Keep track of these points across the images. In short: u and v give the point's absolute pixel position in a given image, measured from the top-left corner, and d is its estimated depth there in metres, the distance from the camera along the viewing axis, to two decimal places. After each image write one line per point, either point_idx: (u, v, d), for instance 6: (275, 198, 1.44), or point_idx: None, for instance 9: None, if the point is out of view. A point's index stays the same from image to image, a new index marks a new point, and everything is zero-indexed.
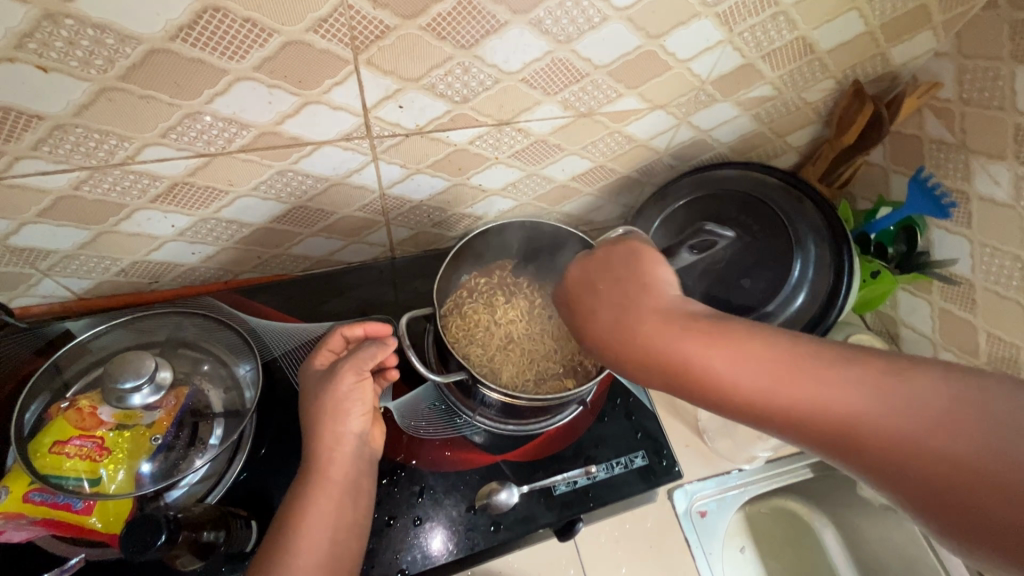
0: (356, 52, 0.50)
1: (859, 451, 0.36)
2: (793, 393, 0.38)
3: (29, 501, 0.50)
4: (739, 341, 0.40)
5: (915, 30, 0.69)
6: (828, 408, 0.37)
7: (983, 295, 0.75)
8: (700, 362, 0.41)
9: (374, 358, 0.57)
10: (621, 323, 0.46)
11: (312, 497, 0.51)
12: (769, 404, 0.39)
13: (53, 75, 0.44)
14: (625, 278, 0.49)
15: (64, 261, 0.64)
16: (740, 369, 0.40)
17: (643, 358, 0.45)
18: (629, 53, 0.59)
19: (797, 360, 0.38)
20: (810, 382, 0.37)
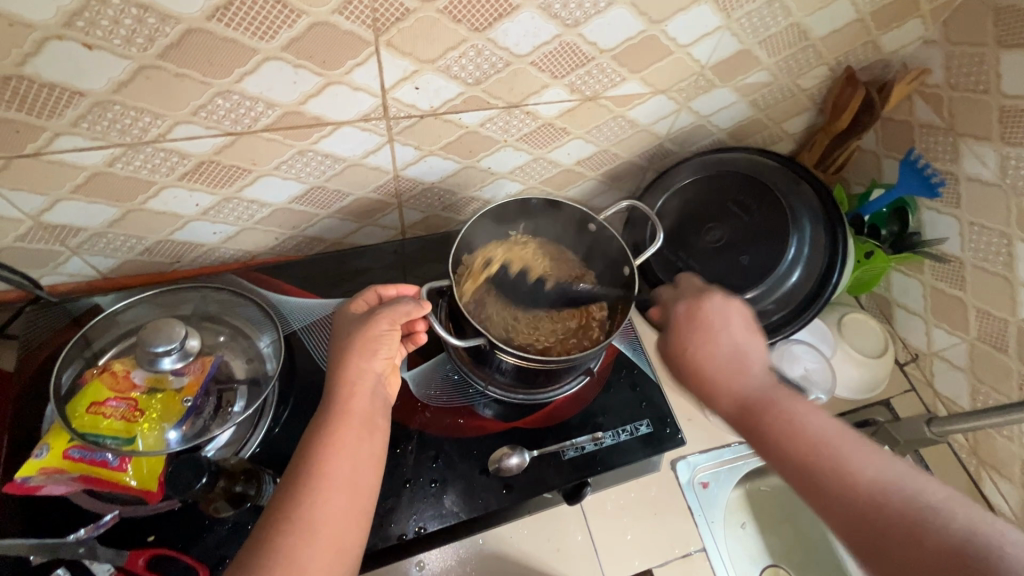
0: (376, 33, 0.53)
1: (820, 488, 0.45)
2: (811, 424, 0.49)
3: (68, 457, 0.53)
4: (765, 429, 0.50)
5: (904, 18, 0.73)
6: (827, 450, 0.46)
7: (972, 272, 0.78)
8: (762, 411, 0.51)
9: (407, 315, 0.57)
10: (715, 357, 0.58)
11: (334, 427, 0.51)
12: (793, 418, 0.50)
13: (97, 52, 0.47)
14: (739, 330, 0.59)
15: (93, 239, 0.67)
16: (777, 431, 0.49)
17: (714, 362, 0.57)
18: (633, 38, 0.63)
19: (830, 424, 0.48)
20: (829, 434, 0.47)
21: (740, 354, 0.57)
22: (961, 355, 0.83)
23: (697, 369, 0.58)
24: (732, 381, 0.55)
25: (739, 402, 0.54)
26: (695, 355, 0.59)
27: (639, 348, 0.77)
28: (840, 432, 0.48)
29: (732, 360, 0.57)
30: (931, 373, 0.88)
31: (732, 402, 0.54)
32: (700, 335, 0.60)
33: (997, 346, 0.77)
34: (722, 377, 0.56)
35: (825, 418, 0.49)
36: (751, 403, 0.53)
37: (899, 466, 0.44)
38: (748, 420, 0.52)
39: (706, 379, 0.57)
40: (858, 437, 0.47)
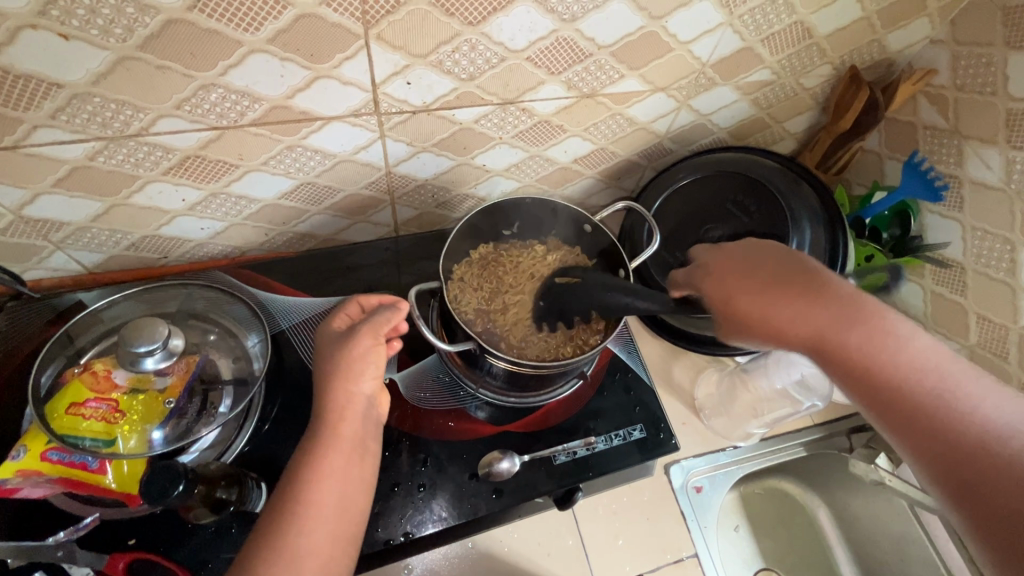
0: (366, 26, 0.51)
1: (915, 420, 0.43)
2: (910, 354, 0.46)
3: (47, 460, 0.51)
4: (846, 357, 0.47)
5: (911, 16, 0.71)
6: (928, 381, 0.44)
7: (974, 277, 0.77)
8: (852, 344, 0.47)
9: (389, 323, 0.56)
10: (761, 294, 0.53)
11: (321, 451, 0.49)
12: (888, 347, 0.46)
13: (74, 42, 0.45)
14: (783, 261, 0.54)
15: (77, 233, 0.65)
16: (875, 363, 0.46)
17: (783, 292, 0.52)
18: (632, 34, 0.61)
19: (930, 353, 0.45)
20: (932, 366, 0.45)
21: (813, 280, 0.52)
22: None
23: (764, 307, 0.52)
24: (810, 310, 0.50)
25: (821, 334, 0.49)
26: (756, 292, 0.53)
27: (634, 350, 0.76)
28: (943, 361, 0.45)
29: (804, 287, 0.51)
30: None
31: (814, 332, 0.49)
32: (737, 278, 0.55)
33: (997, 353, 0.76)
34: (791, 310, 0.50)
35: (924, 346, 0.46)
36: (836, 332, 0.48)
37: (1004, 396, 0.42)
38: (835, 350, 0.48)
39: (772, 312, 0.51)
40: (959, 366, 0.45)
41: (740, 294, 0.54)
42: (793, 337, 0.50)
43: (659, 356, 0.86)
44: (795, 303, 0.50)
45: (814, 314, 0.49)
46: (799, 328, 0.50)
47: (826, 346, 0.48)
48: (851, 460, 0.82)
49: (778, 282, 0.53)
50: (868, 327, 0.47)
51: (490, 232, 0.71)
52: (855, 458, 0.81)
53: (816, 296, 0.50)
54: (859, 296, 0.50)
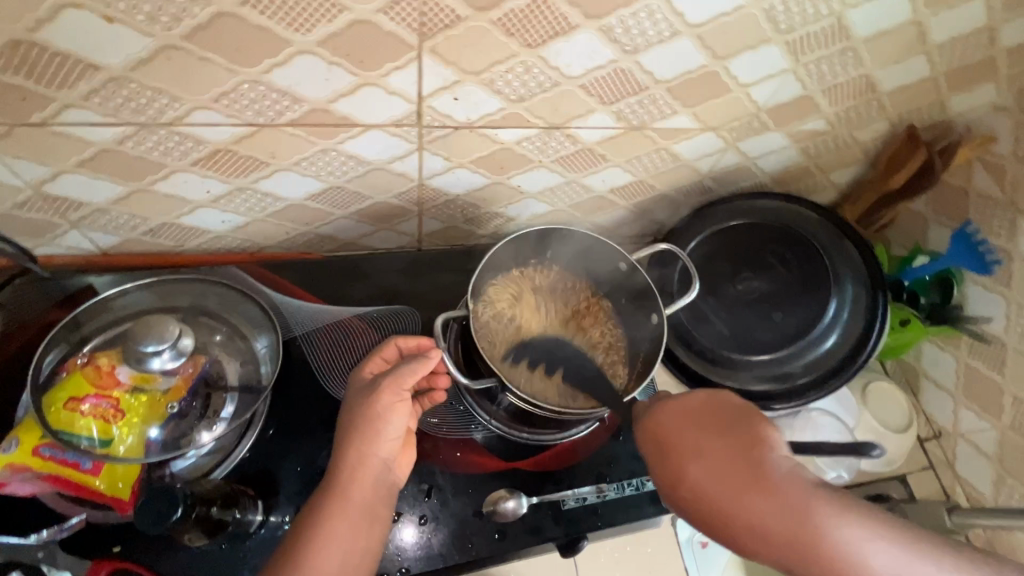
0: (421, 38, 0.49)
1: None
2: (861, 552, 0.44)
3: (37, 455, 0.50)
4: (782, 542, 0.46)
5: (979, 81, 0.68)
6: None
7: (1014, 357, 0.73)
8: (814, 554, 0.45)
9: (413, 375, 0.55)
10: (713, 477, 0.50)
11: (329, 516, 0.51)
12: (868, 564, 0.44)
13: (117, 26, 0.43)
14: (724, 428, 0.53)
15: (95, 215, 0.63)
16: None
17: (742, 493, 0.48)
18: (692, 71, 0.58)
19: (931, 571, 0.44)
20: (900, 566, 0.44)
21: (768, 479, 0.48)
22: (989, 442, 0.78)
23: (740, 520, 0.47)
24: (770, 513, 0.47)
25: (815, 560, 0.45)
26: (716, 493, 0.49)
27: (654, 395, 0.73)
28: (893, 558, 0.44)
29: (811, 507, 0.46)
30: (952, 454, 0.84)
31: (785, 536, 0.46)
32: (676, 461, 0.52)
33: None
34: (761, 515, 0.47)
35: (861, 537, 0.45)
36: (795, 544, 0.45)
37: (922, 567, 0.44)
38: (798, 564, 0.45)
39: (735, 515, 0.48)
40: (904, 557, 0.44)
41: (691, 482, 0.50)
42: (755, 548, 0.47)
43: None
44: (749, 499, 0.47)
45: (784, 521, 0.46)
46: (760, 542, 0.47)
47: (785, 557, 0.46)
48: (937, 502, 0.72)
49: (729, 480, 0.49)
50: (814, 531, 0.45)
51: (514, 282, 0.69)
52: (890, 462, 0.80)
53: (769, 492, 0.47)
54: (814, 496, 0.47)
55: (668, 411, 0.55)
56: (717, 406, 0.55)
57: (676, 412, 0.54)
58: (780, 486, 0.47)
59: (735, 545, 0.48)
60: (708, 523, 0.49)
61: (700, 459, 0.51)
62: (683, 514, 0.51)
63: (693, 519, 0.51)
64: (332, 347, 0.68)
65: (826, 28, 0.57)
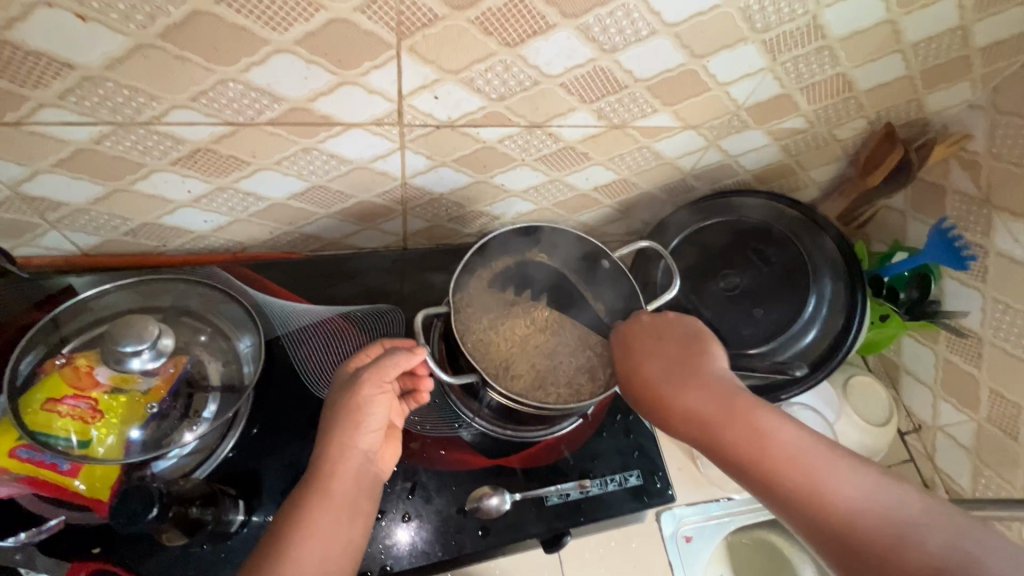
0: (399, 36, 0.49)
1: (757, 471, 0.48)
2: (780, 439, 0.49)
3: (15, 457, 0.50)
4: (704, 414, 0.52)
5: (953, 80, 0.69)
6: (796, 469, 0.47)
7: (990, 351, 0.75)
8: (739, 437, 0.50)
9: (396, 367, 0.55)
10: (660, 368, 0.57)
11: (311, 508, 0.51)
12: (802, 465, 0.47)
13: (90, 25, 0.43)
14: (683, 339, 0.59)
15: (74, 215, 0.62)
16: (787, 482, 0.47)
17: (680, 385, 0.55)
18: (671, 70, 0.59)
19: (844, 470, 0.46)
20: (834, 474, 0.46)
21: (706, 379, 0.55)
22: (967, 435, 0.80)
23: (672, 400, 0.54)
24: (703, 401, 0.53)
25: (747, 446, 0.49)
26: (657, 379, 0.56)
27: None
28: (828, 462, 0.47)
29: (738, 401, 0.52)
30: (932, 447, 0.86)
31: (700, 415, 0.52)
32: (634, 357, 0.58)
33: (1006, 431, 0.74)
34: (696, 403, 0.53)
35: (786, 430, 0.49)
36: (715, 424, 0.51)
37: (844, 471, 0.46)
38: (719, 441, 0.51)
39: (670, 396, 0.54)
40: (828, 453, 0.48)
41: (645, 374, 0.57)
42: (692, 434, 0.53)
43: None
44: (685, 390, 0.54)
45: (712, 404, 0.52)
46: (689, 421, 0.53)
47: (710, 435, 0.52)
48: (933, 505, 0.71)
49: (674, 370, 0.56)
50: (748, 421, 0.50)
51: (510, 280, 0.70)
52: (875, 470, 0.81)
53: (704, 386, 0.54)
54: (741, 396, 0.52)
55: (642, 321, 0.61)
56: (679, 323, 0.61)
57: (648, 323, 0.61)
58: (727, 390, 0.53)
59: (675, 430, 0.54)
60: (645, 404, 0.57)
61: (654, 359, 0.58)
62: (631, 398, 0.58)
63: (640, 405, 0.57)
64: (315, 346, 0.68)
65: (802, 27, 0.57)
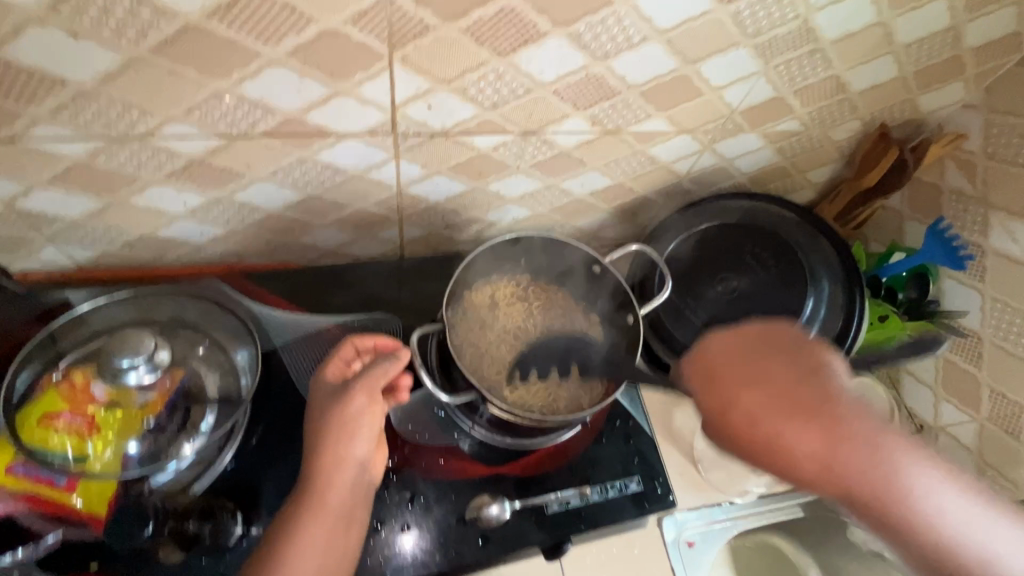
0: (391, 47, 0.49)
1: (872, 513, 0.41)
2: (909, 482, 0.41)
3: (12, 473, 0.50)
4: (818, 459, 0.41)
5: (946, 80, 0.69)
6: (935, 521, 0.40)
7: (990, 351, 0.75)
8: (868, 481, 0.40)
9: (386, 375, 0.56)
10: (768, 400, 0.43)
11: (307, 519, 0.51)
12: (926, 507, 0.40)
13: (82, 42, 0.43)
14: (786, 359, 0.45)
15: (71, 229, 0.63)
16: (907, 525, 0.40)
17: (787, 418, 0.42)
18: (663, 76, 0.59)
19: (977, 514, 0.41)
20: (970, 527, 0.40)
21: (823, 406, 0.42)
22: (969, 435, 0.79)
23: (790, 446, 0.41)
24: (823, 440, 0.41)
25: (881, 495, 0.40)
26: (768, 417, 0.42)
27: (637, 397, 0.74)
28: (963, 511, 0.41)
29: (853, 429, 0.41)
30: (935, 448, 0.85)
31: (822, 464, 0.41)
32: (727, 390, 0.45)
33: (1009, 431, 0.74)
34: (806, 442, 0.41)
35: (919, 473, 0.41)
36: (841, 471, 0.40)
37: (971, 511, 0.41)
38: (840, 489, 0.41)
39: (784, 441, 0.42)
40: (952, 492, 0.41)
41: (744, 410, 0.43)
42: (807, 478, 0.41)
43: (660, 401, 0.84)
44: (801, 428, 0.42)
45: (832, 444, 0.41)
46: (807, 469, 0.41)
47: (829, 484, 0.41)
48: None
49: (783, 402, 0.42)
50: (874, 463, 0.40)
51: (508, 291, 0.70)
52: None
53: (829, 424, 0.42)
54: (864, 424, 0.42)
55: (714, 344, 0.48)
56: (770, 335, 0.47)
57: (725, 347, 0.47)
58: (839, 410, 0.42)
59: (776, 471, 0.43)
60: (746, 449, 0.44)
61: (756, 387, 0.44)
62: (723, 442, 0.45)
63: (734, 448, 0.44)
64: (312, 356, 0.68)
65: (794, 31, 0.58)
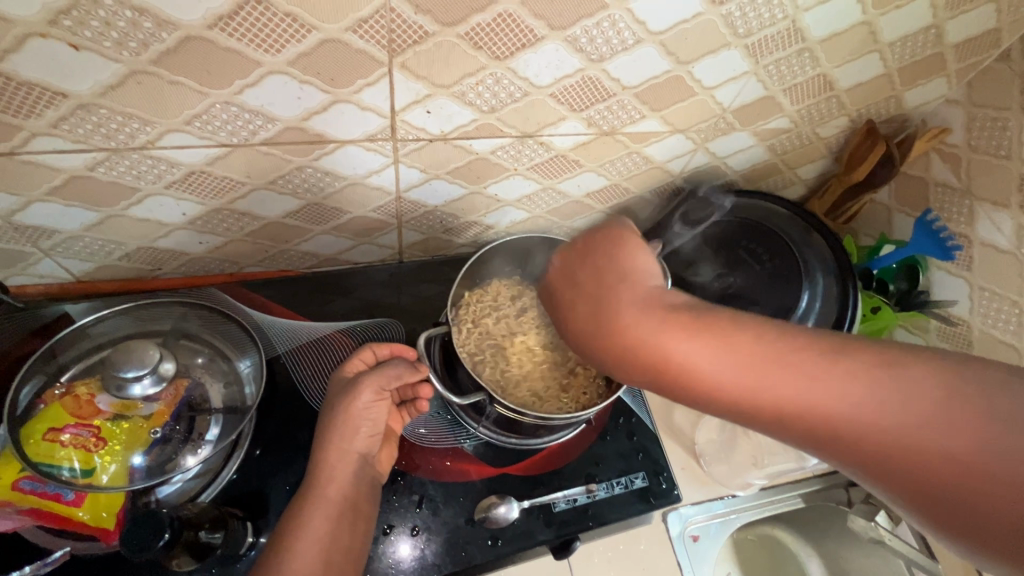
0: (391, 54, 0.49)
1: (745, 410, 0.41)
2: (776, 373, 0.39)
3: (19, 489, 0.50)
4: (698, 351, 0.42)
5: (929, 76, 0.71)
6: (813, 405, 0.38)
7: (980, 338, 0.77)
8: (741, 390, 0.40)
9: (399, 378, 0.57)
10: (601, 319, 0.46)
11: (310, 514, 0.51)
12: (807, 403, 0.38)
13: (84, 53, 0.43)
14: (618, 280, 0.47)
15: (69, 242, 0.62)
16: (807, 423, 0.39)
17: (636, 322, 0.44)
18: (658, 77, 0.60)
19: (871, 386, 0.37)
20: (826, 394, 0.38)
21: (631, 295, 0.46)
22: None
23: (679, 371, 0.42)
24: (688, 346, 0.42)
25: (739, 388, 0.40)
26: (589, 328, 0.47)
27: (638, 394, 0.75)
28: (815, 377, 0.38)
29: (703, 329, 0.42)
30: None
31: (690, 377, 0.42)
32: (567, 307, 0.49)
33: None
34: (680, 354, 0.42)
35: (785, 359, 0.40)
36: (715, 377, 0.41)
37: (875, 387, 0.37)
38: (713, 395, 0.42)
39: (643, 349, 0.44)
40: (828, 367, 0.38)
41: (584, 321, 0.47)
42: (670, 385, 0.43)
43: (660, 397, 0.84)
44: (639, 328, 0.44)
45: (692, 353, 0.42)
46: (686, 373, 0.42)
47: (713, 395, 0.42)
48: (850, 516, 0.82)
49: (602, 305, 0.46)
50: (747, 367, 0.40)
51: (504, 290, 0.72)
52: (854, 515, 0.81)
53: (694, 334, 0.42)
54: (739, 327, 0.42)
55: (556, 268, 0.52)
56: (604, 238, 0.50)
57: (561, 267, 0.51)
58: (784, 336, 0.41)
59: (649, 381, 0.44)
60: (617, 367, 0.46)
61: (643, 295, 0.46)
62: (596, 361, 0.48)
63: (607, 366, 0.47)
64: (316, 364, 0.68)
65: (783, 31, 0.59)
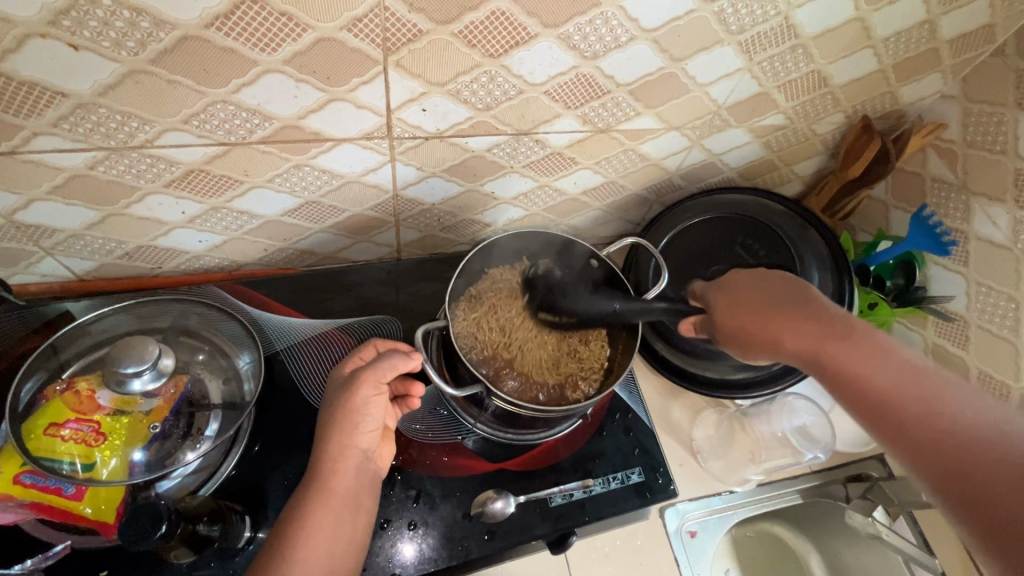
0: (386, 52, 0.50)
1: (838, 380, 0.48)
2: (866, 355, 0.48)
3: (19, 483, 0.51)
4: (802, 326, 0.50)
5: (925, 72, 0.71)
6: (896, 394, 0.45)
7: (977, 333, 0.76)
8: (836, 366, 0.48)
9: (393, 368, 0.56)
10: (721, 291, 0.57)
11: (314, 507, 0.51)
12: (896, 391, 0.45)
13: (83, 53, 0.44)
14: (765, 279, 0.56)
15: (70, 241, 0.63)
16: (894, 408, 0.44)
17: (755, 299, 0.54)
18: (651, 74, 0.61)
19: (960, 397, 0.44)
20: (918, 388, 0.45)
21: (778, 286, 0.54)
22: None
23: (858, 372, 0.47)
24: (804, 327, 0.50)
25: (842, 366, 0.47)
26: (729, 301, 0.55)
27: (634, 389, 0.76)
28: (906, 375, 0.45)
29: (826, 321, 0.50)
30: None
31: (809, 348, 0.49)
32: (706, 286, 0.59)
33: None
34: (798, 330, 0.50)
35: (888, 355, 0.47)
36: (830, 357, 0.48)
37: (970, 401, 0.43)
38: (825, 367, 0.48)
39: (765, 323, 0.52)
40: (924, 375, 0.45)
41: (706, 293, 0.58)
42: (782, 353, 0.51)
43: (658, 394, 0.85)
44: (778, 315, 0.51)
45: (803, 332, 0.50)
46: (798, 346, 0.50)
47: (820, 367, 0.49)
48: (848, 512, 0.80)
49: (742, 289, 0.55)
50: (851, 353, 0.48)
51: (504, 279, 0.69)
52: (851, 510, 0.79)
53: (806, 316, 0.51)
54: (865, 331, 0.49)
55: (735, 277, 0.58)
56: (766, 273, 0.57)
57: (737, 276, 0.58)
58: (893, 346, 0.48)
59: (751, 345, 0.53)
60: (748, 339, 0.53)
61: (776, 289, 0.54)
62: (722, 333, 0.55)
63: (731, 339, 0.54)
64: (315, 360, 0.69)
65: (776, 27, 0.59)
